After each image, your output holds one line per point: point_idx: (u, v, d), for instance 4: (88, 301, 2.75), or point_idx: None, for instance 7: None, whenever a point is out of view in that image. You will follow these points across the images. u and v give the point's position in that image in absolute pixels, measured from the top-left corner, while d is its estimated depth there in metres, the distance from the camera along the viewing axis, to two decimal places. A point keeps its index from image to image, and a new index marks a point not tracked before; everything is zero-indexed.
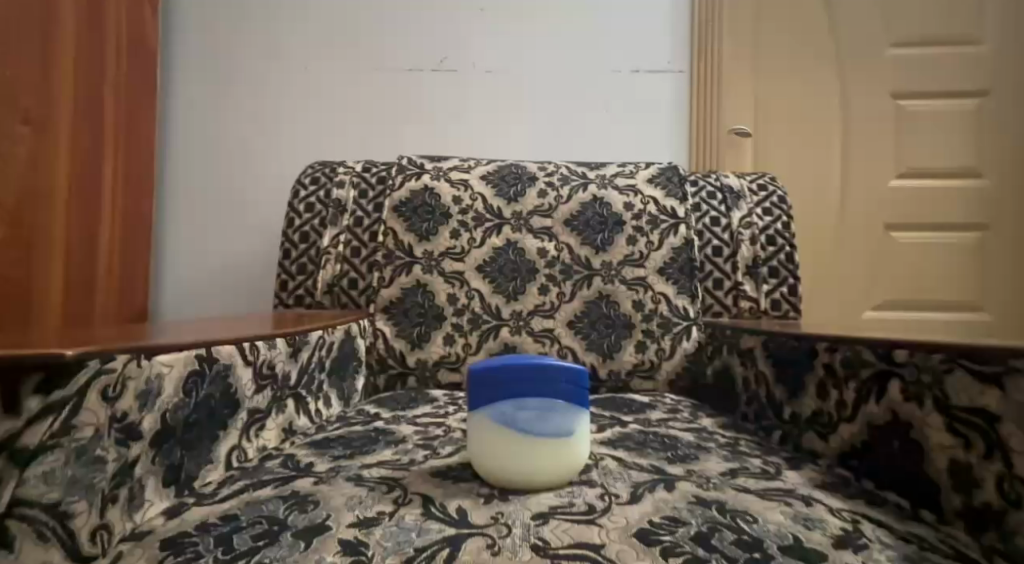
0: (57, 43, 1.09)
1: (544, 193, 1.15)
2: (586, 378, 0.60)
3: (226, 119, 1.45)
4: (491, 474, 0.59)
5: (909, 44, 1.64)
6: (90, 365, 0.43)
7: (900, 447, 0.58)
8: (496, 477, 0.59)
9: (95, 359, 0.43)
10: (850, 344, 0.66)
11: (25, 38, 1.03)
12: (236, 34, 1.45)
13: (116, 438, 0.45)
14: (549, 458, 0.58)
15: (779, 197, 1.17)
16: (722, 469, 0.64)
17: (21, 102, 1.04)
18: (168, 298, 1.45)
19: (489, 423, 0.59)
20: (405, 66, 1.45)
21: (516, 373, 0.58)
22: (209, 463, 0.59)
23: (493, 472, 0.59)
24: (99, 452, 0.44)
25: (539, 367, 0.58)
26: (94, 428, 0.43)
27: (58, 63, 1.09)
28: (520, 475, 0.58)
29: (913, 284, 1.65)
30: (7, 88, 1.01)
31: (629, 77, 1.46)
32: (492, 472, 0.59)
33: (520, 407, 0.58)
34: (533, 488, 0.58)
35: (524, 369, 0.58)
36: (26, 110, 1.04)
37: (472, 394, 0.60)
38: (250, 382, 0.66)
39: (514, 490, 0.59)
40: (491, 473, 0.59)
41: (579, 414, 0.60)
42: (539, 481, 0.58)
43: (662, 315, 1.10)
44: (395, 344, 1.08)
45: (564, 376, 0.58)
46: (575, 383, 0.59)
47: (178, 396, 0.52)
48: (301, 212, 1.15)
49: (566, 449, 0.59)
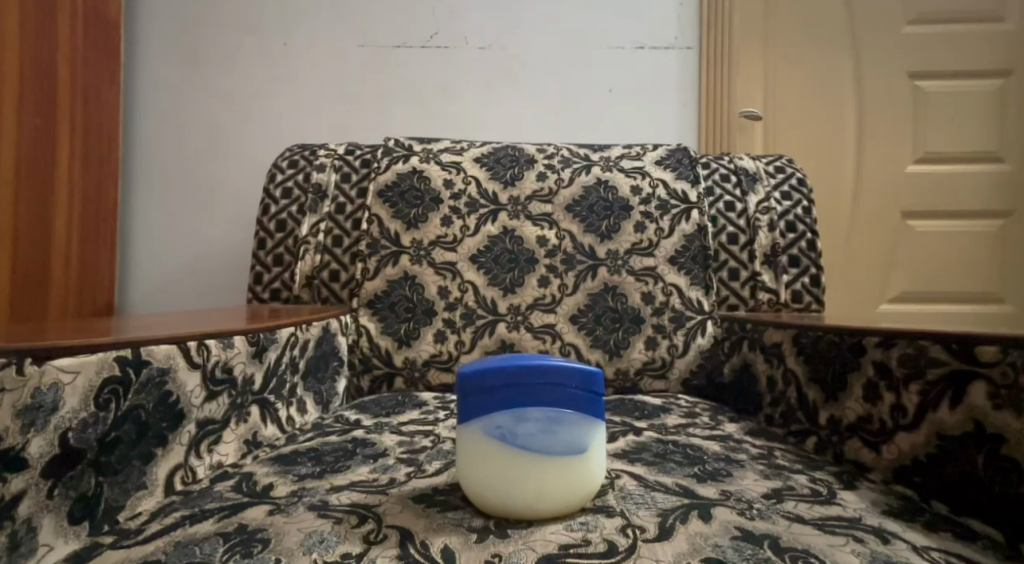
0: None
1: (543, 176, 1.04)
2: (601, 383, 0.49)
3: (196, 99, 1.33)
4: (489, 503, 0.48)
5: (931, 19, 1.52)
6: None
7: (983, 466, 0.49)
8: (495, 506, 0.48)
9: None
10: (913, 339, 0.56)
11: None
12: (206, 7, 1.34)
13: None
14: (556, 479, 0.47)
15: (799, 179, 1.06)
16: (764, 490, 0.54)
17: None
18: (136, 292, 1.34)
19: (484, 442, 0.48)
20: (390, 42, 1.33)
21: (516, 378, 0.47)
22: (141, 491, 0.49)
23: (491, 501, 0.48)
24: None
25: (543, 370, 0.48)
26: None
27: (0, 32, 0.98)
28: (524, 504, 0.47)
29: (934, 274, 1.54)
30: None
31: (633, 55, 1.35)
32: (490, 501, 0.48)
33: (521, 422, 0.47)
34: (541, 519, 0.48)
35: (527, 373, 0.48)
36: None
37: (460, 404, 0.49)
38: (199, 388, 0.55)
39: (517, 522, 0.48)
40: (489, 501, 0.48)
41: (593, 426, 0.49)
42: (543, 508, 0.48)
43: (674, 308, 0.99)
44: (380, 343, 0.97)
45: (572, 380, 0.48)
46: (588, 388, 0.49)
47: (87, 411, 0.44)
48: (277, 198, 1.04)
49: (577, 468, 0.48)
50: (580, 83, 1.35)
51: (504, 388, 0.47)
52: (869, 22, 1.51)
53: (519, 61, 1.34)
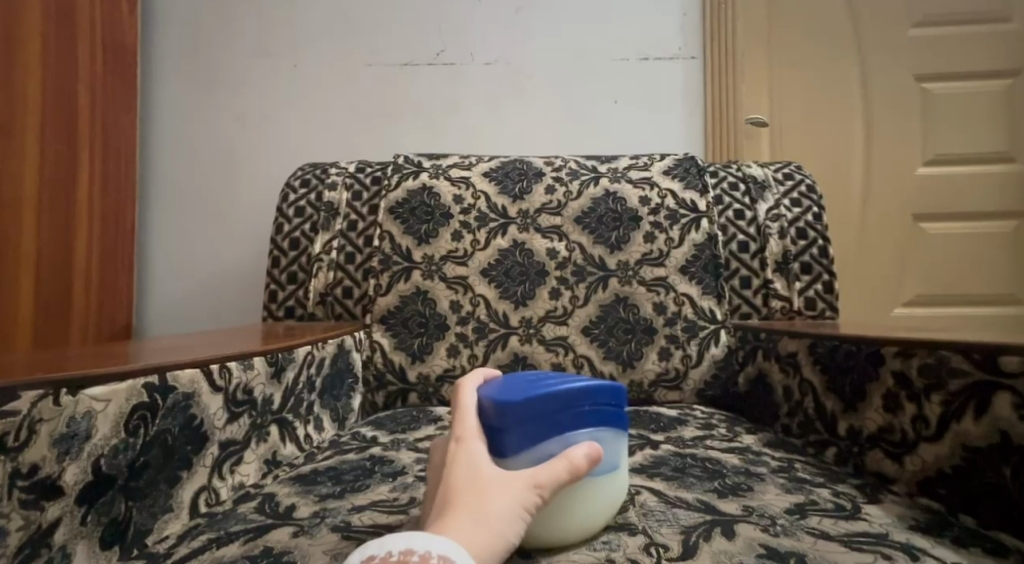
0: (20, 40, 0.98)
1: (552, 189, 1.04)
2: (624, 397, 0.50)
3: (211, 119, 1.35)
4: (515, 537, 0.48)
5: (936, 23, 1.52)
6: None
7: (1011, 478, 0.48)
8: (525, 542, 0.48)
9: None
10: (933, 348, 0.56)
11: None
12: (221, 30, 1.36)
13: (23, 499, 0.38)
14: (599, 501, 0.47)
15: (808, 186, 1.06)
16: (787, 505, 0.54)
17: None
18: (153, 314, 1.34)
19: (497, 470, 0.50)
20: (399, 60, 1.35)
21: (569, 402, 0.46)
22: (168, 513, 0.50)
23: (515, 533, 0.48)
24: None
25: (587, 393, 0.47)
26: None
27: (20, 59, 0.98)
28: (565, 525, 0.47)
29: (948, 276, 1.53)
30: None
31: (638, 66, 1.35)
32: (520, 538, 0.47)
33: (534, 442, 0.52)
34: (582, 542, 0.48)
35: (573, 398, 0.47)
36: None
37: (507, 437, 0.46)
38: (221, 410, 0.55)
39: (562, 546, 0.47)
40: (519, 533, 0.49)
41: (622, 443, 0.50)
42: (586, 530, 0.48)
43: (687, 318, 0.99)
44: (393, 358, 0.98)
45: (610, 399, 0.48)
46: (620, 405, 0.49)
47: (118, 437, 0.44)
48: (290, 216, 1.05)
49: (613, 487, 0.48)
50: (585, 94, 1.35)
51: (539, 419, 0.46)
52: (874, 28, 1.51)
53: (524, 75, 1.35)
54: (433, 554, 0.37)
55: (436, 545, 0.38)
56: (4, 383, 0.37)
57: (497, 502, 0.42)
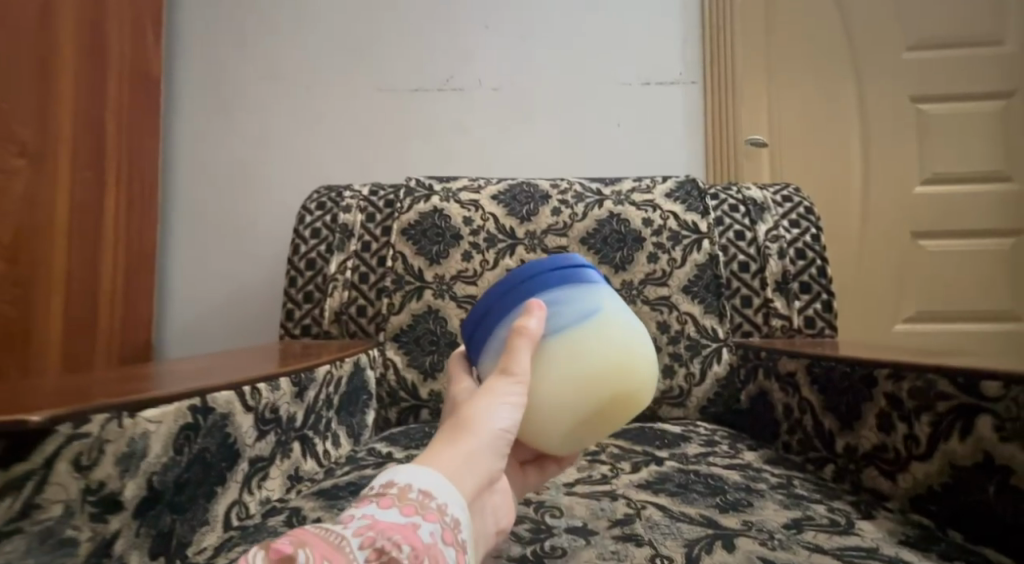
0: (54, 72, 1.03)
1: (558, 212, 1.08)
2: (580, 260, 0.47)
3: (228, 143, 1.40)
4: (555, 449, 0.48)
5: (931, 47, 1.56)
6: (60, 432, 0.38)
7: (994, 495, 0.52)
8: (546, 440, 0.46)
9: (68, 424, 0.38)
10: (921, 371, 0.59)
11: (22, 67, 0.97)
12: (239, 57, 1.41)
13: (91, 513, 0.41)
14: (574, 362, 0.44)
15: (806, 207, 1.09)
16: (784, 520, 0.58)
17: (19, 134, 0.97)
18: (171, 332, 1.38)
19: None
20: (410, 86, 1.39)
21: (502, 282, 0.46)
22: (205, 526, 0.53)
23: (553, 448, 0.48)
24: (70, 533, 0.39)
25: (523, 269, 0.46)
26: (63, 505, 0.38)
27: (55, 90, 1.03)
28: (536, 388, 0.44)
29: (947, 293, 1.56)
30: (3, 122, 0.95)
31: (641, 91, 1.39)
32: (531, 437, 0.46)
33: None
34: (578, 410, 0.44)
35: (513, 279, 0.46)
36: (24, 141, 0.98)
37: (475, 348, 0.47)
38: (252, 429, 0.59)
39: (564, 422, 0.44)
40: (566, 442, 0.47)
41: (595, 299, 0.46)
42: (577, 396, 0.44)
43: (689, 337, 1.02)
44: (406, 375, 1.01)
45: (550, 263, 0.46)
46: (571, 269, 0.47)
47: (168, 455, 0.47)
48: (307, 238, 1.09)
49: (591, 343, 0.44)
50: (590, 117, 1.39)
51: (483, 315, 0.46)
52: (870, 52, 1.55)
53: (530, 99, 1.39)
54: (413, 487, 0.38)
55: (418, 479, 0.39)
56: (77, 407, 0.39)
57: (475, 419, 0.42)
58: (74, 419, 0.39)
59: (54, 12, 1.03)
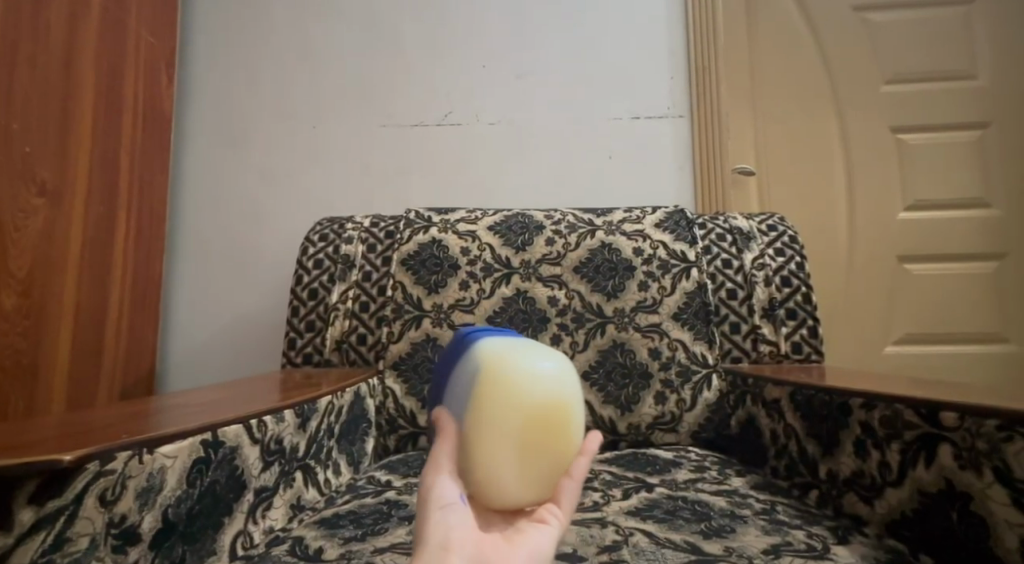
0: (75, 114, 1.08)
1: (552, 242, 1.12)
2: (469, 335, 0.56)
3: (232, 176, 1.44)
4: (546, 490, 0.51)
5: (911, 78, 1.62)
6: (89, 469, 0.41)
7: (958, 521, 0.55)
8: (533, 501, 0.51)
9: (95, 463, 0.41)
10: (888, 402, 0.62)
11: (44, 112, 1.02)
12: (244, 93, 1.47)
13: (114, 545, 0.44)
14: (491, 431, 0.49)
15: (790, 236, 1.13)
16: (764, 545, 0.61)
17: (39, 174, 1.01)
18: (173, 361, 1.41)
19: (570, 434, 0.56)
20: (409, 122, 1.44)
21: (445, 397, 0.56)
22: (213, 556, 0.56)
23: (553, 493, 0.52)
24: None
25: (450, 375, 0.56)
26: (90, 538, 0.42)
27: (75, 131, 1.08)
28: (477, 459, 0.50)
29: (935, 317, 1.59)
30: (25, 161, 0.99)
31: (630, 124, 1.44)
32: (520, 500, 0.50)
33: None
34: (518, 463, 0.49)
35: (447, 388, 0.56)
36: (43, 182, 1.02)
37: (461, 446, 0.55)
38: (257, 460, 0.62)
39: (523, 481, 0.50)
40: (547, 472, 0.51)
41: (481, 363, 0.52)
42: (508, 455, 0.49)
43: (680, 363, 1.06)
44: (404, 404, 1.04)
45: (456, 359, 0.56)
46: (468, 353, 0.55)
47: (181, 488, 0.51)
48: (309, 268, 1.12)
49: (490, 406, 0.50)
50: (582, 150, 1.43)
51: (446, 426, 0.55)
52: (853, 83, 1.60)
53: (524, 133, 1.44)
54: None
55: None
56: (106, 445, 0.43)
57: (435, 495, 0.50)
58: (102, 458, 0.42)
59: (75, 56, 1.08)
